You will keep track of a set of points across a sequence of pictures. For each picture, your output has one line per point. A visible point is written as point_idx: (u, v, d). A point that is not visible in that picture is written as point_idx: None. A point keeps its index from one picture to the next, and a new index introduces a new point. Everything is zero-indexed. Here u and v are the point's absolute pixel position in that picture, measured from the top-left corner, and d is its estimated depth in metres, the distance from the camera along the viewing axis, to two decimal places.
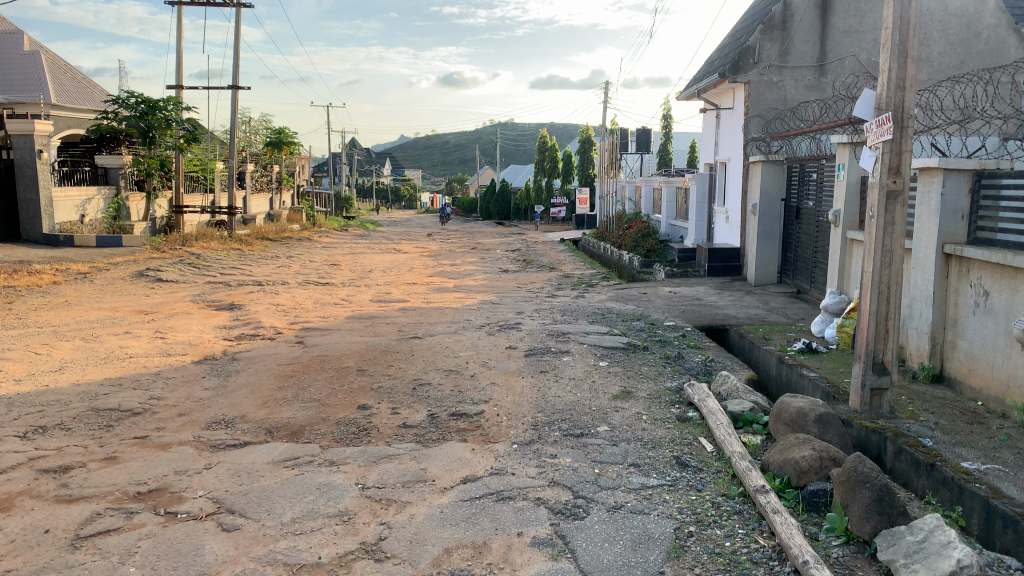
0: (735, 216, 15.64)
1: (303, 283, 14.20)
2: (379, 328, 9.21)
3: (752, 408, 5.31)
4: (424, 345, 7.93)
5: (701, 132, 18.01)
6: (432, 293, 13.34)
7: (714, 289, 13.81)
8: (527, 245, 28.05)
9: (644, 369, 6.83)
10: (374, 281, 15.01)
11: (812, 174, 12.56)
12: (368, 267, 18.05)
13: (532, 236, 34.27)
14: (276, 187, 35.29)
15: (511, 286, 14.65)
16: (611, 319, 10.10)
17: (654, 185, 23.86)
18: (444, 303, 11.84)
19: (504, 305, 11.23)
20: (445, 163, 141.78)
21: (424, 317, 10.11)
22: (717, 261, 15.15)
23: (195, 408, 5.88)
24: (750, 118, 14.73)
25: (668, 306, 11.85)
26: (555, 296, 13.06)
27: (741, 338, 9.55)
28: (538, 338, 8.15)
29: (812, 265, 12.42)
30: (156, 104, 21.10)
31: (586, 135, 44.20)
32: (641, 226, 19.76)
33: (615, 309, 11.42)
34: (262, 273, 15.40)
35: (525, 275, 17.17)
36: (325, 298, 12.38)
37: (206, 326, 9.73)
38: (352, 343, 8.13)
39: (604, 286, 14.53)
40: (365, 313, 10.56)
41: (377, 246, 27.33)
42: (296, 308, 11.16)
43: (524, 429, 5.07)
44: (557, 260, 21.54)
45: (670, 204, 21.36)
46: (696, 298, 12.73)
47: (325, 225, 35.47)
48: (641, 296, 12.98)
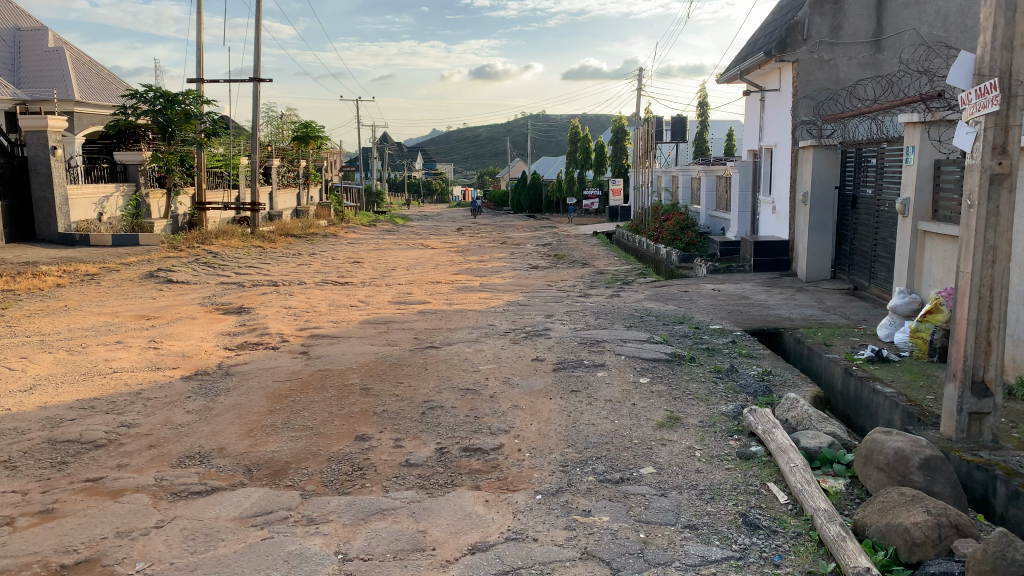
0: (783, 206, 14.54)
1: (321, 282, 13.46)
2: (393, 335, 8.37)
3: (832, 443, 4.33)
4: (441, 357, 7.05)
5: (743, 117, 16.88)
6: (457, 293, 12.48)
7: (761, 285, 12.74)
8: (559, 239, 27.10)
9: (692, 389, 5.86)
10: (397, 280, 14.21)
11: (871, 159, 11.46)
12: (393, 264, 17.26)
13: (565, 229, 33.38)
14: (304, 182, 34.80)
15: (540, 284, 13.74)
16: (650, 322, 9.13)
17: (693, 174, 22.71)
18: (468, 304, 10.97)
19: (533, 307, 10.32)
20: (477, 156, 141.07)
21: (446, 322, 9.25)
22: (764, 256, 14.07)
23: (169, 438, 5.08)
24: (799, 99, 13.59)
25: (712, 306, 10.84)
26: (588, 295, 12.11)
27: (798, 343, 8.53)
28: (569, 348, 7.23)
29: (872, 259, 11.32)
30: (175, 97, 20.66)
31: (619, 125, 43.01)
32: (678, 217, 18.69)
33: (654, 310, 10.44)
34: (280, 273, 14.68)
35: (556, 271, 16.24)
36: (341, 299, 11.60)
37: (209, 334, 8.98)
38: (361, 354, 7.29)
39: (641, 283, 13.54)
40: (381, 317, 9.73)
41: (405, 241, 26.58)
42: (309, 312, 10.37)
43: (551, 472, 4.15)
44: (590, 255, 20.56)
45: (710, 194, 20.24)
46: (742, 296, 11.68)
47: (353, 220, 34.88)
48: (681, 294, 11.98)
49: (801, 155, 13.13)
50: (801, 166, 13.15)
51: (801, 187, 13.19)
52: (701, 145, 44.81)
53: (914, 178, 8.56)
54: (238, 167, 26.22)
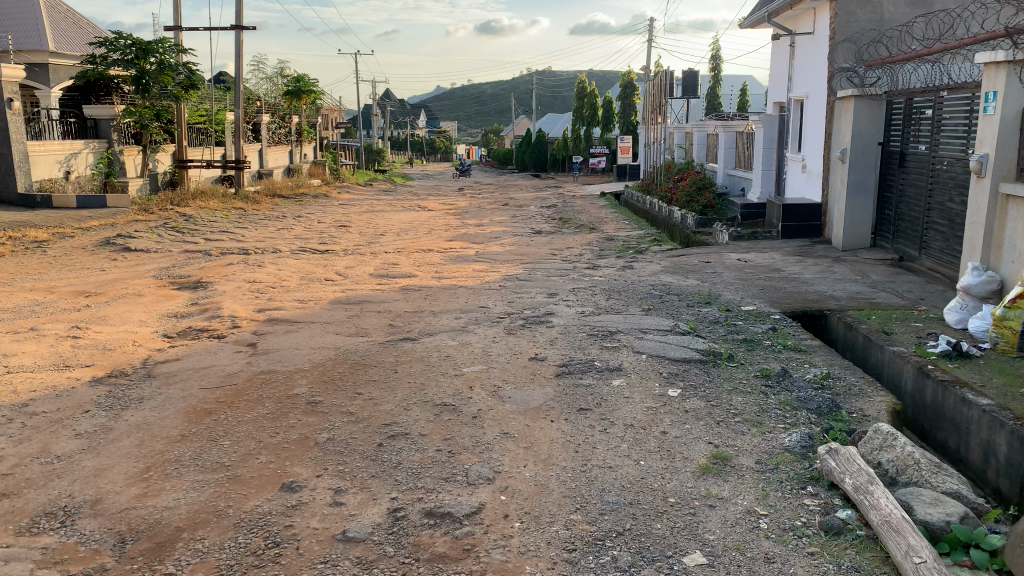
0: (814, 164, 13.00)
1: (298, 251, 12.05)
2: (365, 320, 6.99)
3: (964, 515, 2.96)
4: (417, 353, 5.67)
5: (771, 65, 15.25)
6: (449, 263, 11.06)
7: (792, 255, 11.28)
8: (564, 200, 25.57)
9: (736, 407, 4.46)
10: (385, 248, 12.78)
11: (925, 110, 9.91)
12: (383, 229, 15.80)
13: (571, 189, 31.84)
14: (297, 139, 33.19)
15: (543, 253, 12.32)
16: (670, 303, 7.72)
17: (709, 130, 21.08)
18: (460, 278, 9.56)
19: (534, 283, 8.92)
20: (481, 113, 138.32)
21: (431, 302, 7.86)
22: (793, 221, 12.59)
23: (33, 483, 3.74)
24: (838, 43, 11.97)
25: (740, 281, 9.40)
26: (597, 266, 10.69)
27: (849, 330, 7.10)
28: (575, 341, 5.83)
29: (923, 226, 9.85)
30: (149, 46, 19.06)
31: (627, 80, 41.02)
32: (695, 177, 17.17)
33: (673, 287, 9.02)
34: (256, 239, 13.27)
35: (561, 237, 14.80)
36: (317, 271, 10.21)
37: (150, 316, 7.61)
38: (319, 348, 5.91)
39: (656, 251, 12.09)
40: (356, 296, 8.34)
41: (401, 202, 25.11)
42: (274, 288, 8.99)
43: (550, 566, 2.80)
44: (597, 218, 19.08)
45: (728, 151, 18.67)
46: (772, 268, 10.24)
47: (349, 179, 33.34)
48: (703, 266, 10.56)
49: (839, 107, 11.59)
50: (839, 119, 11.61)
51: (838, 143, 11.66)
52: (712, 101, 42.87)
53: (994, 130, 7.05)
54: (222, 122, 24.63)
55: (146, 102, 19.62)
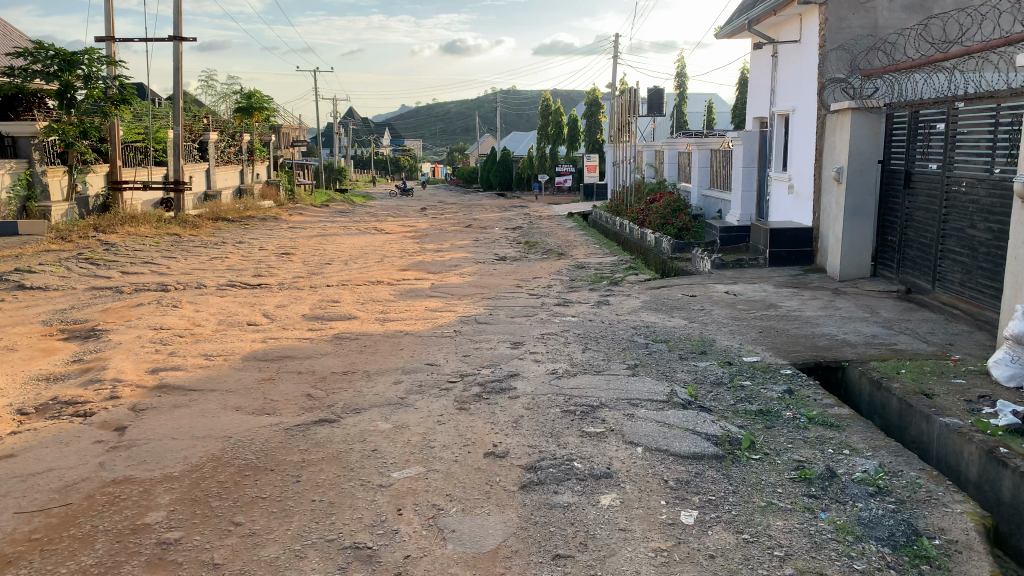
0: (803, 184, 11.85)
1: (225, 286, 10.51)
2: (279, 389, 5.51)
3: None
4: (332, 446, 4.22)
5: (752, 78, 14.12)
6: (398, 300, 9.60)
7: (785, 287, 10.05)
8: (530, 221, 24.29)
9: (778, 544, 3.10)
10: (327, 281, 11.29)
11: (935, 124, 8.78)
12: (330, 257, 14.27)
13: (537, 209, 30.57)
14: (248, 158, 31.47)
15: (507, 285, 10.92)
16: (659, 354, 6.36)
17: (680, 147, 19.94)
18: (410, 319, 8.12)
19: (495, 326, 7.52)
20: (446, 132, 137.20)
21: (368, 357, 6.41)
22: (781, 247, 11.38)
23: None
24: (828, 52, 10.85)
25: (734, 321, 8.10)
26: (569, 302, 9.32)
27: (877, 390, 5.80)
28: (544, 422, 4.43)
29: (936, 256, 8.69)
30: (74, 57, 17.32)
31: (593, 97, 40.06)
32: (669, 198, 15.99)
33: (658, 329, 7.69)
34: (181, 272, 11.67)
35: (527, 265, 13.44)
36: (240, 315, 8.68)
37: (12, 381, 6.04)
38: (204, 436, 4.44)
39: (634, 282, 10.78)
40: (280, 348, 6.86)
41: (356, 225, 23.59)
42: (182, 338, 7.46)
43: None
44: (565, 242, 17.76)
45: (702, 170, 17.50)
46: (767, 303, 8.98)
47: (304, 200, 31.70)
48: (688, 301, 9.25)
49: (833, 122, 10.46)
50: (833, 135, 10.48)
51: (832, 162, 10.51)
52: (679, 119, 42.09)
53: None
54: (163, 140, 22.93)
55: (72, 119, 17.86)
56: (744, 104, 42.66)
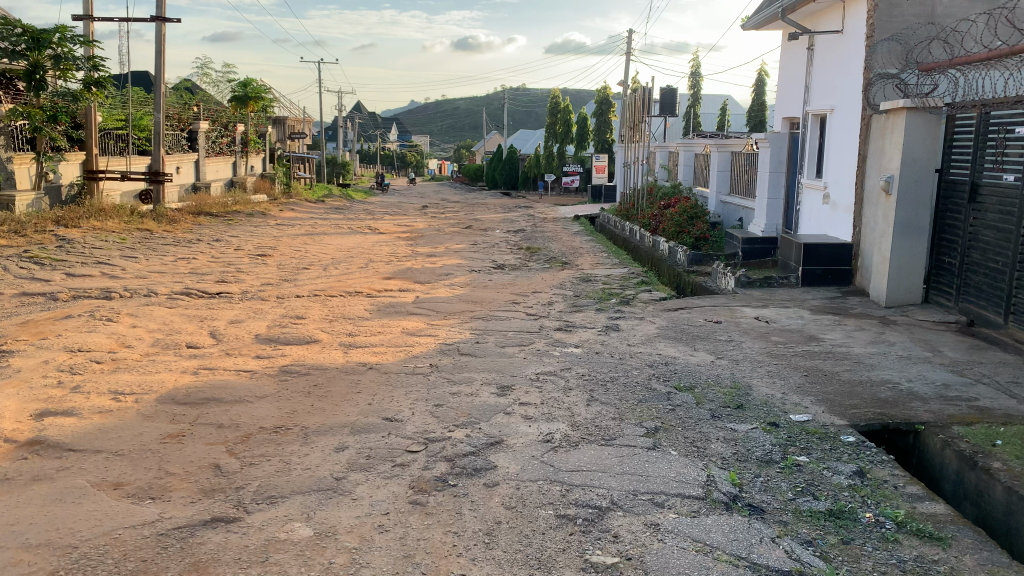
0: (841, 194, 10.49)
1: (178, 295, 9.13)
2: (184, 454, 4.15)
3: None
4: (215, 572, 2.86)
5: (784, 75, 12.78)
6: (373, 318, 8.25)
7: (823, 313, 8.68)
8: (534, 224, 22.92)
9: None
10: (298, 290, 9.93)
11: (1012, 127, 7.42)
12: (310, 261, 12.90)
13: (542, 211, 29.23)
14: (243, 150, 30.16)
15: (502, 301, 9.56)
16: (686, 410, 4.99)
17: (698, 149, 18.57)
18: (380, 345, 6.76)
19: (482, 360, 6.17)
20: (454, 128, 135.81)
21: (315, 402, 5.05)
22: (817, 265, 10.02)
23: None
24: (877, 43, 9.49)
25: (771, 358, 6.73)
26: (571, 326, 7.95)
27: (971, 471, 4.42)
28: (532, 537, 3.09)
29: (1009, 285, 7.32)
30: (44, 34, 15.82)
31: (604, 95, 38.66)
32: (685, 204, 14.99)
33: (680, 368, 6.32)
34: (135, 275, 10.34)
35: (527, 275, 12.06)
36: (184, 333, 7.33)
37: None
38: (39, 543, 3.07)
39: (647, 302, 9.40)
40: (210, 384, 5.50)
41: (348, 223, 22.23)
42: (98, 365, 6.11)
43: None
44: (571, 248, 16.39)
45: (722, 174, 16.11)
46: (806, 335, 7.60)
47: (300, 195, 30.34)
48: (712, 329, 7.88)
49: (883, 123, 9.10)
50: (883, 138, 9.11)
51: (880, 170, 9.16)
52: (691, 121, 40.68)
53: None
54: (146, 127, 21.59)
55: (41, 102, 16.47)
56: (759, 107, 41.17)
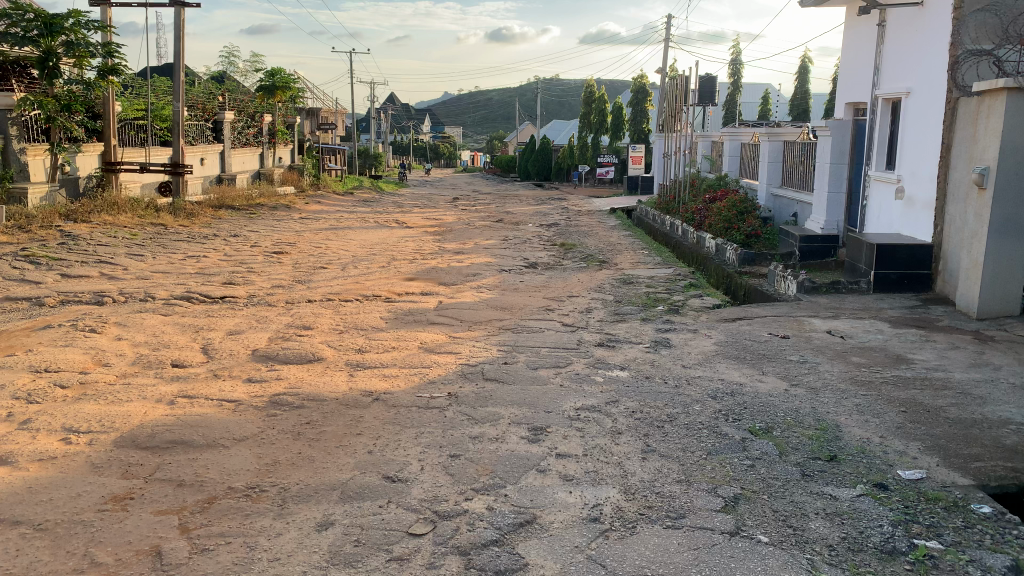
0: (917, 189, 9.29)
1: (176, 301, 8.26)
2: (123, 530, 3.20)
3: None
4: None
5: (850, 57, 11.58)
6: (389, 328, 7.29)
7: (905, 326, 7.51)
8: (569, 218, 21.85)
9: None
10: (310, 294, 9.02)
11: None
12: (328, 259, 12.02)
13: (575, 203, 28.15)
14: (270, 141, 29.50)
15: (534, 308, 8.54)
16: (769, 468, 3.92)
17: (745, 137, 17.34)
18: (392, 366, 5.80)
19: (510, 389, 5.16)
20: (487, 119, 134.88)
21: (304, 450, 4.10)
22: (892, 269, 8.86)
23: None
24: (965, 16, 8.41)
25: (857, 387, 5.62)
26: (614, 341, 6.91)
27: None
28: None
29: None
30: (57, 19, 15.12)
31: (641, 84, 37.34)
32: (734, 199, 13.86)
33: (749, 401, 5.25)
34: (136, 277, 9.51)
35: (562, 276, 11.02)
36: (172, 348, 6.44)
37: None
38: None
39: (699, 311, 8.31)
40: (185, 420, 4.56)
41: (375, 216, 21.39)
42: (61, 390, 5.23)
43: None
44: (608, 245, 15.30)
45: (773, 165, 14.87)
46: (891, 356, 6.46)
47: (327, 186, 29.58)
48: (778, 346, 6.77)
49: (976, 107, 7.93)
50: (975, 124, 7.93)
51: (971, 160, 7.98)
52: (731, 110, 39.16)
53: None
54: (168, 117, 20.91)
55: (55, 90, 15.79)
56: (803, 95, 39.47)
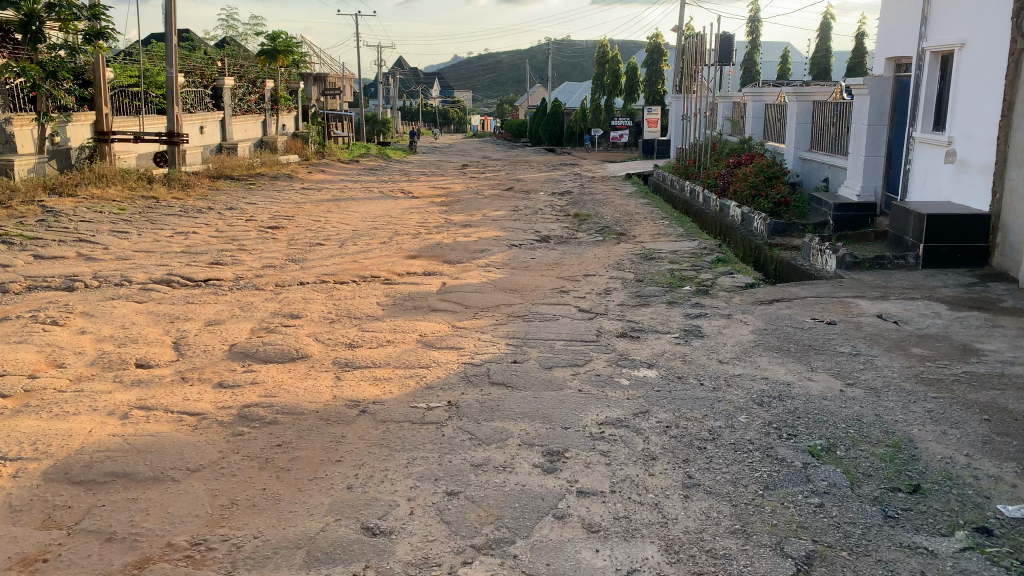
0: (972, 151, 8.36)
1: (154, 286, 7.52)
2: None
3: None
4: None
5: (893, 7, 10.54)
6: (386, 316, 6.54)
7: (965, 308, 6.67)
8: (582, 185, 20.92)
9: None
10: (302, 275, 8.27)
11: None
12: (326, 234, 11.26)
13: (588, 169, 27.21)
14: (273, 107, 28.55)
15: (548, 289, 7.76)
16: (843, 509, 3.16)
17: (769, 97, 16.31)
18: (385, 366, 5.04)
19: (520, 397, 4.40)
20: (497, 83, 132.83)
21: (269, 485, 3.35)
22: (944, 242, 8.00)
23: None
24: None
25: (925, 387, 4.80)
26: (638, 330, 6.13)
27: None
28: None
29: None
30: None
31: (655, 44, 35.97)
32: (761, 163, 12.95)
33: (801, 408, 4.48)
34: (116, 257, 8.78)
35: (577, 251, 10.21)
36: (140, 344, 5.70)
37: None
38: None
39: (731, 291, 7.50)
40: (134, 442, 3.83)
41: (381, 185, 20.56)
42: (1, 400, 4.51)
43: None
44: (625, 215, 14.43)
45: (801, 126, 13.87)
46: (957, 346, 5.63)
47: (332, 154, 28.70)
48: (825, 335, 5.96)
49: None
50: None
51: None
52: (749, 70, 37.80)
53: None
54: (163, 84, 20.02)
55: (40, 56, 14.92)
56: (824, 54, 38.00)
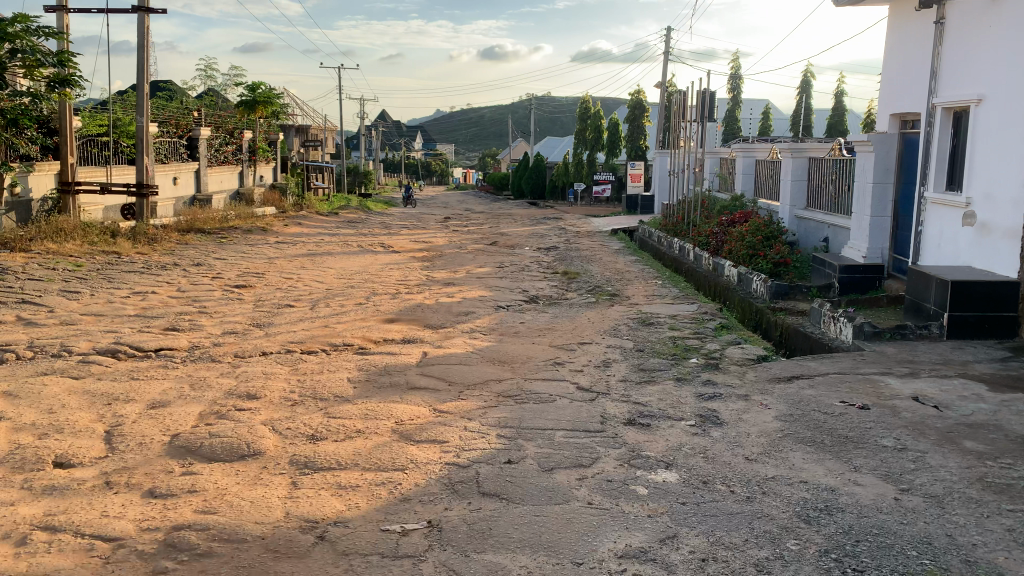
0: (995, 213, 7.77)
1: (96, 357, 6.65)
2: None
3: None
4: None
5: (897, 61, 10.10)
6: (357, 396, 5.72)
7: (1009, 389, 5.96)
8: (567, 240, 20.32)
9: None
10: (266, 343, 7.44)
11: None
12: (297, 294, 10.45)
13: (572, 223, 26.72)
14: (251, 159, 27.95)
15: (540, 361, 6.97)
16: None
17: (760, 153, 15.88)
18: (352, 468, 4.21)
19: (516, 517, 3.59)
20: (480, 137, 134.00)
21: None
22: (970, 311, 7.35)
23: None
24: None
25: (996, 497, 4.04)
26: (647, 416, 5.34)
27: None
28: None
29: None
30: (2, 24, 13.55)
31: (636, 100, 35.98)
32: (757, 221, 12.38)
33: (856, 525, 3.72)
34: (60, 322, 7.90)
35: (568, 315, 9.46)
36: (63, 434, 4.82)
37: None
38: None
39: (743, 366, 6.75)
40: None
41: (359, 239, 19.84)
42: None
43: None
44: (615, 273, 13.76)
45: (797, 183, 13.38)
46: (1015, 438, 4.89)
47: (311, 206, 28.06)
48: (860, 424, 5.20)
49: None
50: None
51: None
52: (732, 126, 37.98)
53: None
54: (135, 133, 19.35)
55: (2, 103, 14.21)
56: (804, 111, 38.36)
